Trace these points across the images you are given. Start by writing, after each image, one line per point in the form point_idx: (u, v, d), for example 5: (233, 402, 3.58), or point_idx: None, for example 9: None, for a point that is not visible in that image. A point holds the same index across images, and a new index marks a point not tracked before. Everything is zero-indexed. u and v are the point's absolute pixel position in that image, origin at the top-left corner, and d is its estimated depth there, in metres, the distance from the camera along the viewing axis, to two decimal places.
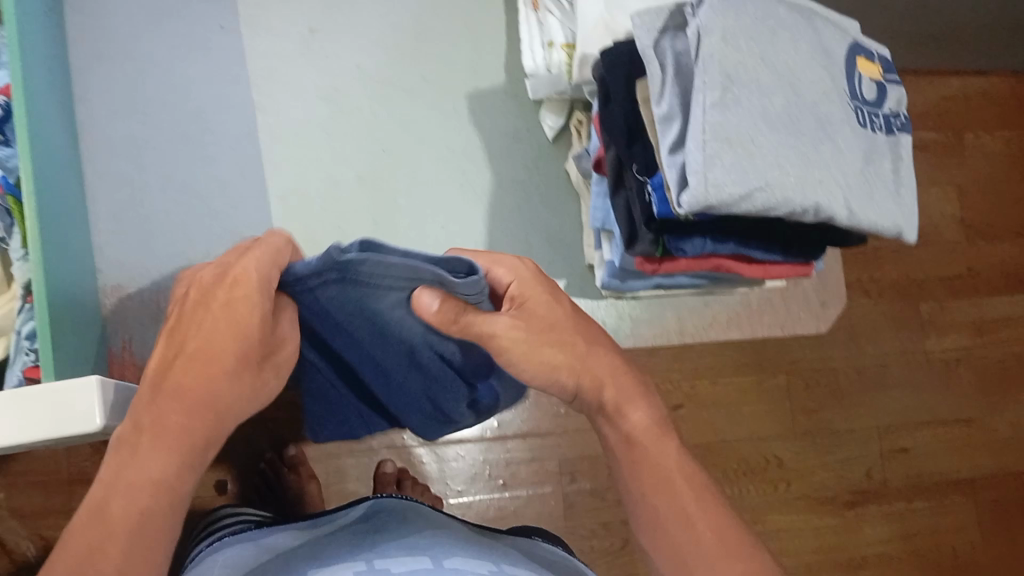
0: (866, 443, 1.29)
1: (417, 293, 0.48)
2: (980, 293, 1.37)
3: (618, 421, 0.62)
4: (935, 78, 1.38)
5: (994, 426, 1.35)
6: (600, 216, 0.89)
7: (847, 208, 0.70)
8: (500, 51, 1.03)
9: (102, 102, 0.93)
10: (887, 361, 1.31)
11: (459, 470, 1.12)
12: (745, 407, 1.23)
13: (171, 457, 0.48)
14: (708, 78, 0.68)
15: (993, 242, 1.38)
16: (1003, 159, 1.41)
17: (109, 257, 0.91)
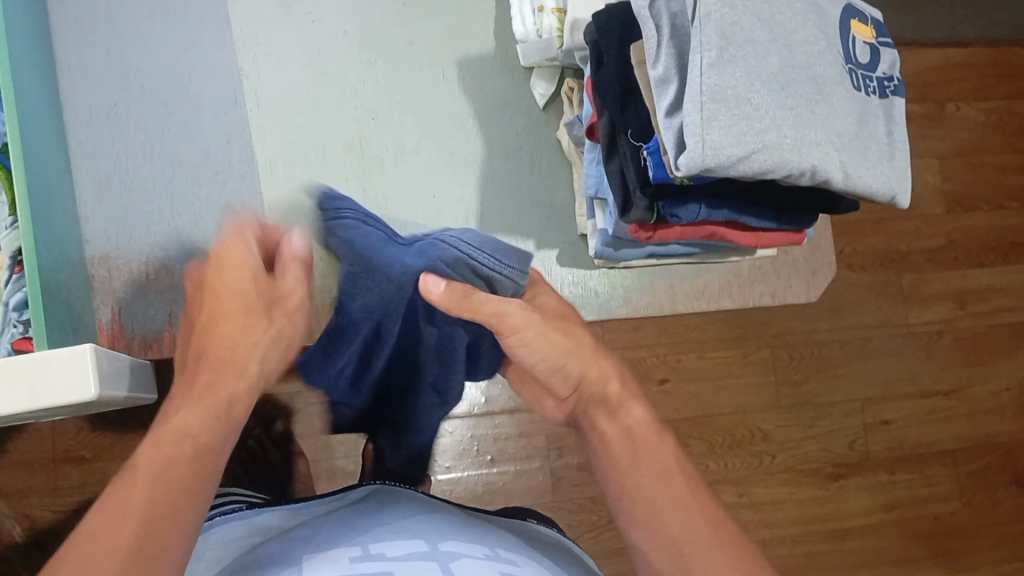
0: (850, 415, 1.30)
1: (424, 278, 0.54)
2: (962, 264, 1.38)
3: (616, 416, 0.63)
4: (918, 48, 1.38)
5: (974, 397, 1.37)
6: (593, 183, 0.89)
7: (843, 170, 0.70)
8: (488, 17, 1.02)
9: (82, 69, 0.91)
10: (870, 333, 1.32)
11: (448, 445, 1.12)
12: (730, 381, 1.24)
13: (207, 411, 0.53)
14: (705, 38, 0.67)
15: (974, 214, 1.39)
16: (986, 130, 1.41)
17: (95, 228, 0.90)
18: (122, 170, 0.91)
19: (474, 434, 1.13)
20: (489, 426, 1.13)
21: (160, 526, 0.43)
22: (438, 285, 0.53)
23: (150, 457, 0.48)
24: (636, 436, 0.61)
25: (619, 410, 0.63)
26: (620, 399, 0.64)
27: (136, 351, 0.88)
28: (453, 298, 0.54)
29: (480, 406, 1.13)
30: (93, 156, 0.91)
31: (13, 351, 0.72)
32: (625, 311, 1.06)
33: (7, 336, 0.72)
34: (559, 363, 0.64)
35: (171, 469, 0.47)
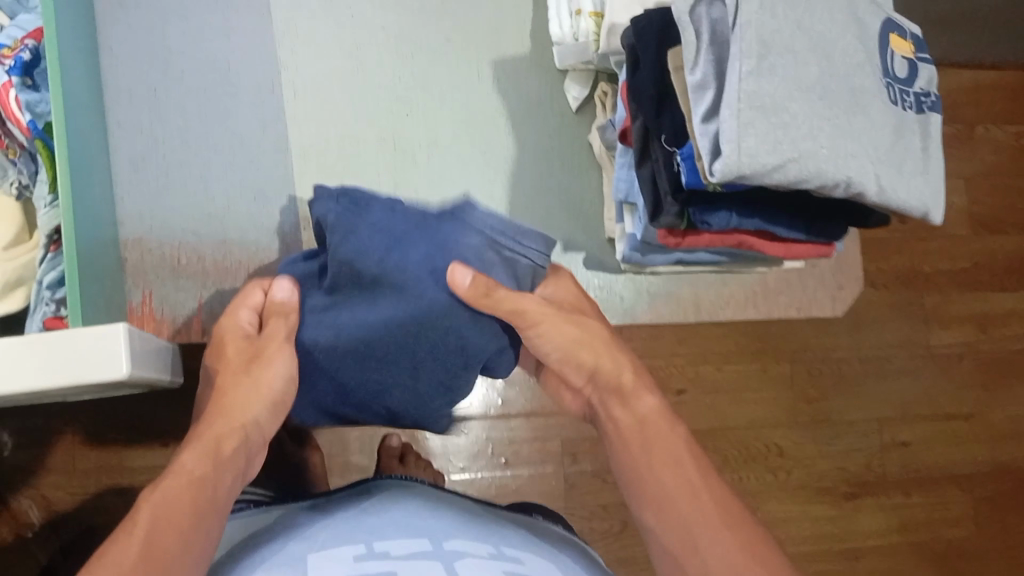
0: (867, 434, 1.29)
1: (455, 269, 0.63)
2: (985, 287, 1.37)
3: (631, 403, 0.71)
4: (951, 67, 1.37)
5: (992, 421, 1.36)
6: (624, 187, 0.89)
7: (878, 183, 0.70)
8: (524, 18, 1.02)
9: (122, 51, 0.92)
10: (891, 352, 1.31)
11: (462, 446, 1.12)
12: (747, 395, 1.23)
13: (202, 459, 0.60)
14: (745, 46, 0.67)
15: (1000, 236, 1.39)
16: (1016, 153, 1.40)
17: (129, 209, 0.91)
18: (158, 154, 0.92)
19: (490, 437, 1.13)
20: (504, 429, 1.13)
21: (167, 542, 0.51)
22: (466, 277, 0.63)
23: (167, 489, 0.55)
24: (647, 425, 0.69)
25: (630, 401, 0.71)
26: (633, 389, 0.72)
27: (164, 333, 0.89)
28: (475, 290, 0.63)
29: (496, 409, 1.13)
30: (130, 138, 0.92)
31: (45, 328, 0.75)
32: None
33: (40, 314, 0.75)
34: (571, 352, 0.73)
35: (165, 514, 0.53)
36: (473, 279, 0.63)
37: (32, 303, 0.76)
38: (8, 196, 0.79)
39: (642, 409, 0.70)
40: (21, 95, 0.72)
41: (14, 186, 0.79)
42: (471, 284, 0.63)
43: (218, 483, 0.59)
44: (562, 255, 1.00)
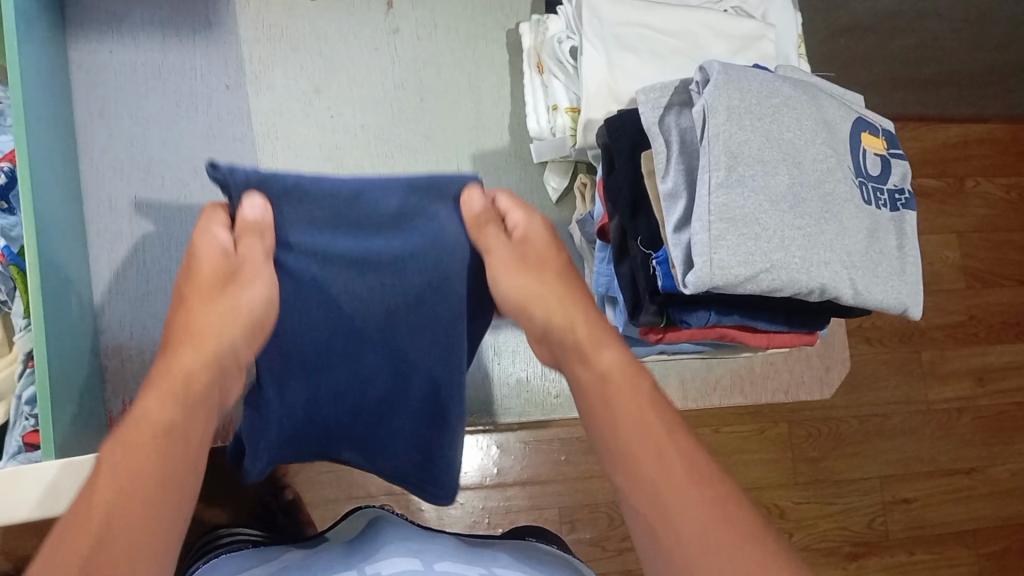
0: (869, 492, 1.28)
1: (465, 194, 0.64)
2: (981, 340, 1.37)
3: (591, 359, 0.60)
4: (936, 125, 1.38)
5: (995, 474, 1.35)
6: (604, 282, 0.89)
7: (852, 287, 0.70)
8: (504, 110, 1.03)
9: (104, 160, 0.93)
10: (889, 410, 1.31)
11: (459, 517, 1.10)
12: (747, 455, 1.22)
13: (171, 405, 0.51)
14: (713, 157, 0.67)
15: (993, 288, 1.39)
16: (1004, 206, 1.41)
17: (110, 318, 0.91)
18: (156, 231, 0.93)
19: (485, 507, 1.10)
20: (500, 498, 1.11)
21: (124, 510, 0.44)
22: (475, 196, 0.64)
23: (148, 409, 0.50)
24: (609, 380, 0.58)
25: (591, 358, 0.60)
26: (593, 347, 0.61)
27: None
28: (483, 212, 0.65)
29: (492, 478, 1.11)
30: (115, 248, 0.92)
31: (23, 444, 0.75)
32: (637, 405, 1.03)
33: (19, 429, 0.75)
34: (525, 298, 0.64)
35: (139, 462, 0.46)
36: (481, 199, 0.65)
37: (10, 417, 0.76)
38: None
39: (613, 358, 0.60)
40: None
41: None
42: (479, 201, 0.64)
43: (190, 432, 0.51)
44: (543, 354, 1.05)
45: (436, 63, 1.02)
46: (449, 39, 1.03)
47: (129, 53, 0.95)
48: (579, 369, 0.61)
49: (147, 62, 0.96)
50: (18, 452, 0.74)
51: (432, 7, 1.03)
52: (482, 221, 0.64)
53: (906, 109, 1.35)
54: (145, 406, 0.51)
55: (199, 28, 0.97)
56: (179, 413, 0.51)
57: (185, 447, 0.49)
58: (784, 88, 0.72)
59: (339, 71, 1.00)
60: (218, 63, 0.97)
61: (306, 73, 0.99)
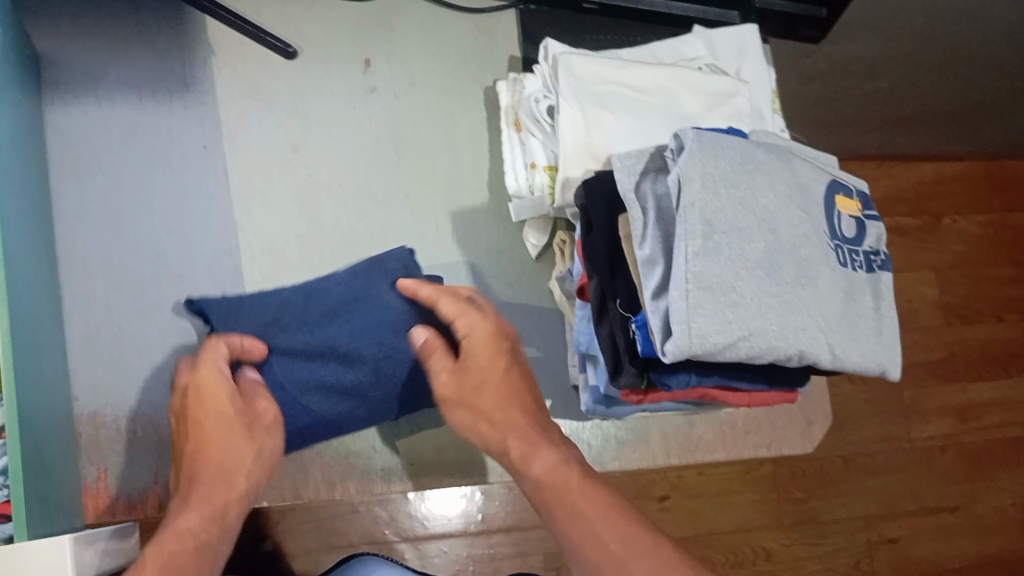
0: (853, 532, 1.28)
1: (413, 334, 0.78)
2: (961, 376, 1.38)
3: (524, 469, 0.67)
4: (909, 163, 1.42)
5: (978, 511, 1.35)
6: (585, 340, 0.88)
7: (830, 351, 0.70)
8: (483, 166, 1.03)
9: (80, 223, 0.92)
10: (871, 448, 1.31)
11: (442, 566, 1.08)
12: (731, 498, 1.22)
13: (202, 516, 0.63)
14: (689, 225, 0.67)
15: (971, 323, 1.40)
16: (979, 242, 1.44)
17: (84, 383, 0.89)
18: (132, 291, 0.91)
19: (470, 554, 1.09)
20: (484, 545, 1.09)
21: None
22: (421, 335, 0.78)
23: (187, 523, 0.62)
24: (549, 480, 0.65)
25: (524, 467, 0.67)
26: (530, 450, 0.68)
27: (121, 512, 0.87)
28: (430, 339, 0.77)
29: (475, 524, 1.09)
30: (90, 311, 0.90)
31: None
32: (619, 462, 0.98)
33: None
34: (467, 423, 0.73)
35: (178, 563, 0.58)
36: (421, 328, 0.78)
37: None
38: None
39: (547, 462, 0.66)
40: None
41: None
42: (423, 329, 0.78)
43: (217, 543, 0.62)
44: None
45: (416, 121, 1.02)
46: (428, 96, 1.03)
47: (105, 115, 0.95)
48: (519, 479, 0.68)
49: (122, 123, 0.95)
50: None
51: (410, 63, 1.03)
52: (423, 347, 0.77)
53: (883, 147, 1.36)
54: (186, 520, 0.62)
55: (176, 88, 0.97)
56: (203, 526, 0.63)
57: (209, 559, 0.60)
58: (757, 154, 0.72)
59: (319, 128, 0.99)
60: (194, 123, 0.96)
61: (283, 131, 0.98)
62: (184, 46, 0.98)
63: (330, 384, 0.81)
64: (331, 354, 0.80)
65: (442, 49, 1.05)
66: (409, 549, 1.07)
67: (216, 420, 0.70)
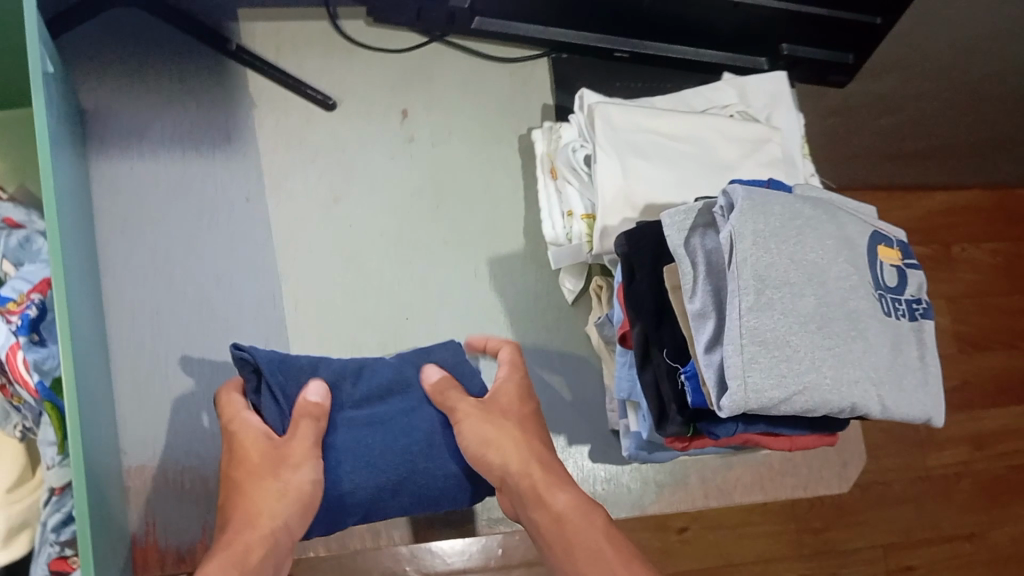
0: (873, 562, 1.29)
1: (425, 371, 0.80)
2: (978, 405, 1.39)
3: (546, 502, 0.66)
4: (920, 191, 1.40)
5: (996, 539, 1.36)
6: (626, 386, 0.88)
7: (881, 403, 0.71)
8: (519, 213, 1.05)
9: (127, 275, 0.93)
10: (890, 478, 1.32)
11: None
12: (751, 530, 1.24)
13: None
14: (742, 282, 0.69)
15: (985, 351, 1.41)
16: (991, 272, 1.44)
17: (132, 436, 0.89)
18: (179, 343, 0.93)
19: None
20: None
21: None
22: (433, 372, 0.79)
23: None
24: (566, 521, 0.64)
25: (546, 498, 0.67)
26: (549, 489, 0.67)
27: (169, 564, 0.87)
28: (441, 383, 0.79)
29: (496, 559, 1.10)
30: (139, 364, 0.91)
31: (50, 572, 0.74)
32: (660, 507, 1.00)
33: (45, 556, 0.73)
34: (484, 442, 0.72)
35: None
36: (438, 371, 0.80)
37: (36, 545, 0.74)
38: (12, 437, 0.79)
39: (564, 502, 0.66)
40: (29, 356, 0.74)
41: (18, 428, 0.79)
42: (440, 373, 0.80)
43: None
44: (568, 449, 0.98)
45: (452, 170, 1.04)
46: (464, 145, 1.05)
47: (150, 169, 0.96)
48: (534, 514, 0.67)
49: (167, 176, 0.96)
50: None
51: (445, 113, 1.05)
52: (442, 388, 0.78)
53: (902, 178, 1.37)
54: None
55: (218, 142, 0.99)
56: None
57: None
58: (804, 209, 0.74)
59: (356, 177, 1.01)
60: (238, 176, 0.98)
61: (325, 183, 1.00)
62: (226, 100, 1.00)
63: (380, 453, 0.75)
64: (380, 424, 0.77)
65: (476, 98, 1.07)
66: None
67: (251, 470, 0.67)
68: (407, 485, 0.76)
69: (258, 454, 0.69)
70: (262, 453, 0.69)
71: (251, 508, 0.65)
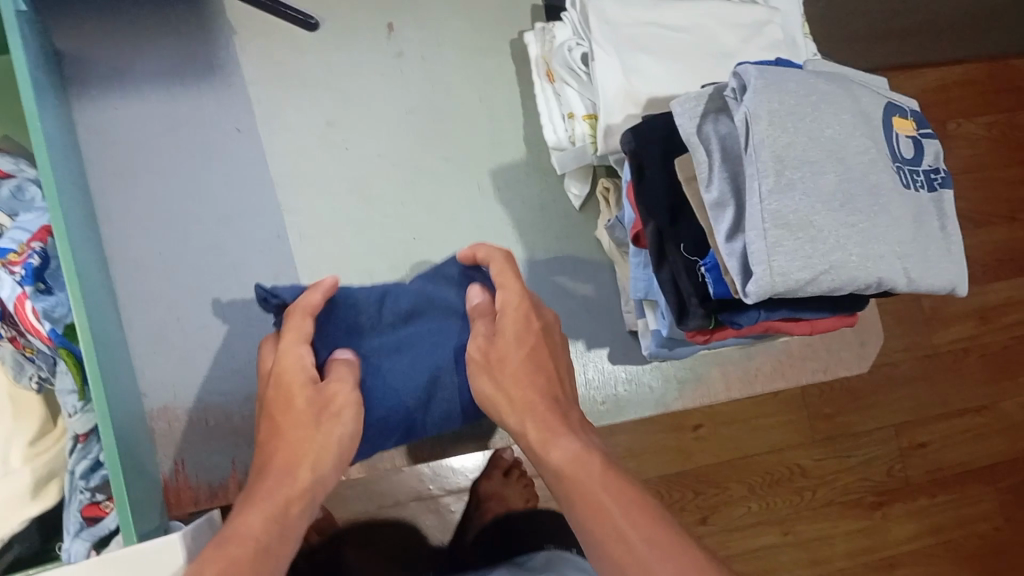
0: (886, 442, 1.31)
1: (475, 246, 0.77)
2: (983, 280, 1.39)
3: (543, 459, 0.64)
4: (909, 70, 1.36)
5: (1006, 409, 1.38)
6: (643, 286, 0.88)
7: (906, 276, 0.71)
8: (518, 123, 1.02)
9: (127, 219, 0.91)
10: (899, 359, 1.33)
11: None
12: (766, 420, 1.26)
13: (264, 517, 0.59)
14: (761, 164, 0.67)
15: (987, 226, 1.40)
16: (987, 145, 1.42)
17: (151, 379, 0.88)
18: (189, 283, 0.91)
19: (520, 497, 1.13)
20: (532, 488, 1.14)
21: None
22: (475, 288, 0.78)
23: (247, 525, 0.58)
24: (568, 474, 0.62)
25: (544, 455, 0.64)
26: (549, 441, 0.64)
27: (203, 501, 0.88)
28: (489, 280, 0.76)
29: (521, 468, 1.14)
30: (151, 308, 0.90)
31: (84, 520, 0.73)
32: (683, 404, 1.00)
33: (76, 505, 0.72)
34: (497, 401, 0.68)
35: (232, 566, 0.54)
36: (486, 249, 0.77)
37: (65, 494, 0.73)
38: (29, 390, 0.77)
39: (568, 449, 0.63)
40: (37, 304, 0.72)
41: (34, 379, 0.77)
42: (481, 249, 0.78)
43: (278, 550, 0.57)
44: (588, 354, 0.98)
45: (446, 82, 1.01)
46: (456, 56, 1.02)
47: (136, 106, 0.93)
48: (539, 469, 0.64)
49: (155, 115, 0.93)
50: (81, 529, 0.72)
51: (433, 24, 1.02)
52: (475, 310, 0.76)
53: (898, 54, 1.33)
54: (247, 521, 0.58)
55: (202, 73, 0.95)
56: (265, 531, 0.58)
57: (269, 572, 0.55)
58: (819, 84, 0.72)
59: (347, 99, 0.98)
60: (227, 106, 0.95)
61: (318, 107, 0.97)
62: (205, 28, 0.96)
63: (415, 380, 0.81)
64: (405, 349, 0.81)
65: (464, 6, 1.03)
66: (453, 501, 1.12)
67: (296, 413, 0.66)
68: (440, 396, 0.82)
69: (303, 401, 0.67)
70: (308, 401, 0.67)
71: (283, 454, 0.64)
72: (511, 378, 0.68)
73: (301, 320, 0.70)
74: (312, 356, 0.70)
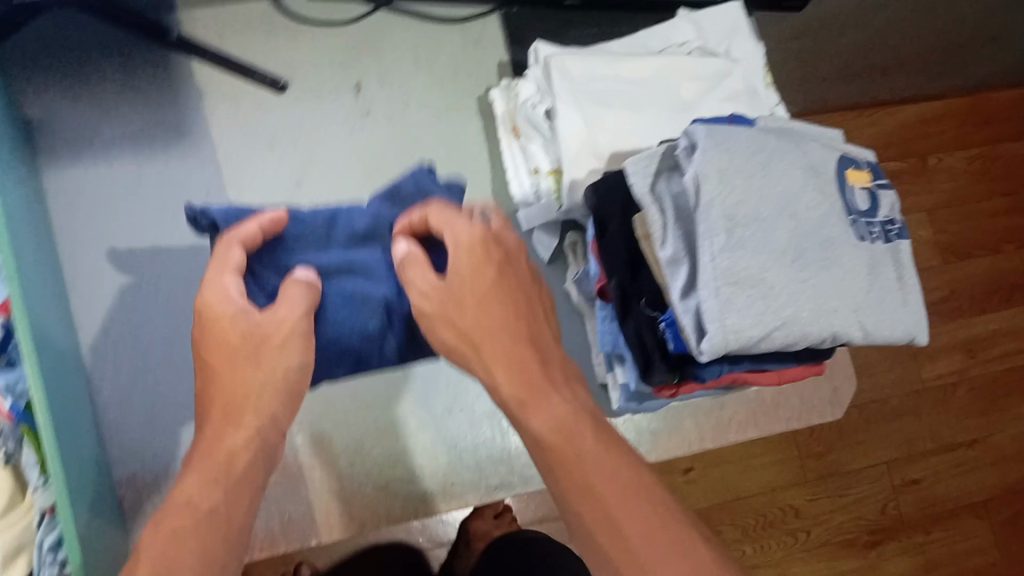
0: (878, 479, 1.30)
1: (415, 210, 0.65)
2: (968, 312, 1.38)
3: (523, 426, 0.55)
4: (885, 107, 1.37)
5: (998, 442, 1.37)
6: (609, 340, 0.87)
7: (861, 328, 0.71)
8: (487, 176, 1.03)
9: (95, 285, 0.91)
10: (886, 394, 1.32)
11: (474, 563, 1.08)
12: (757, 461, 1.25)
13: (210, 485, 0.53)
14: (711, 223, 0.69)
15: (971, 257, 1.39)
16: (970, 177, 1.42)
17: (120, 447, 0.89)
18: (155, 347, 0.91)
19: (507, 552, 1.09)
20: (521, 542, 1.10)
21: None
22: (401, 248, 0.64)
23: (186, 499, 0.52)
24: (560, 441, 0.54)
25: (523, 421, 0.55)
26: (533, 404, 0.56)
27: None
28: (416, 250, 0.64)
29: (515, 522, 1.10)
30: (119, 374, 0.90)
31: None
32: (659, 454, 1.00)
33: None
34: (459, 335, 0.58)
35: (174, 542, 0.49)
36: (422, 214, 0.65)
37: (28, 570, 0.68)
38: None
39: (551, 414, 0.55)
40: None
41: None
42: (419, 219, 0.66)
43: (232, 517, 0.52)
44: None
45: (414, 137, 1.02)
46: (424, 112, 1.03)
47: (103, 174, 0.94)
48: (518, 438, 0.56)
49: (123, 182, 0.94)
50: None
51: (401, 80, 1.03)
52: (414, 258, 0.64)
53: (870, 92, 1.35)
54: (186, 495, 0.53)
55: (169, 138, 0.96)
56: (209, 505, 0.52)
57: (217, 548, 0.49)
58: (769, 140, 0.73)
59: (318, 155, 0.99)
60: (193, 170, 0.96)
61: (287, 167, 0.98)
62: (172, 93, 0.97)
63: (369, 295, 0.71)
64: (362, 270, 0.73)
65: (431, 64, 1.04)
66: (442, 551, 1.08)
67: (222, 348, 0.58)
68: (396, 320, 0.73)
69: (232, 336, 0.59)
70: (238, 334, 0.59)
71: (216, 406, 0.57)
72: (474, 314, 0.58)
73: (230, 248, 0.63)
74: (238, 287, 0.61)
